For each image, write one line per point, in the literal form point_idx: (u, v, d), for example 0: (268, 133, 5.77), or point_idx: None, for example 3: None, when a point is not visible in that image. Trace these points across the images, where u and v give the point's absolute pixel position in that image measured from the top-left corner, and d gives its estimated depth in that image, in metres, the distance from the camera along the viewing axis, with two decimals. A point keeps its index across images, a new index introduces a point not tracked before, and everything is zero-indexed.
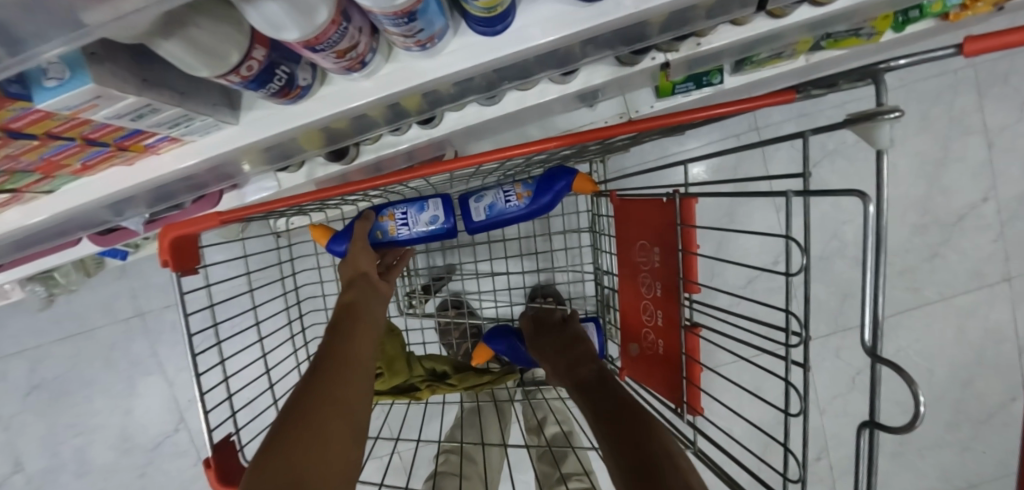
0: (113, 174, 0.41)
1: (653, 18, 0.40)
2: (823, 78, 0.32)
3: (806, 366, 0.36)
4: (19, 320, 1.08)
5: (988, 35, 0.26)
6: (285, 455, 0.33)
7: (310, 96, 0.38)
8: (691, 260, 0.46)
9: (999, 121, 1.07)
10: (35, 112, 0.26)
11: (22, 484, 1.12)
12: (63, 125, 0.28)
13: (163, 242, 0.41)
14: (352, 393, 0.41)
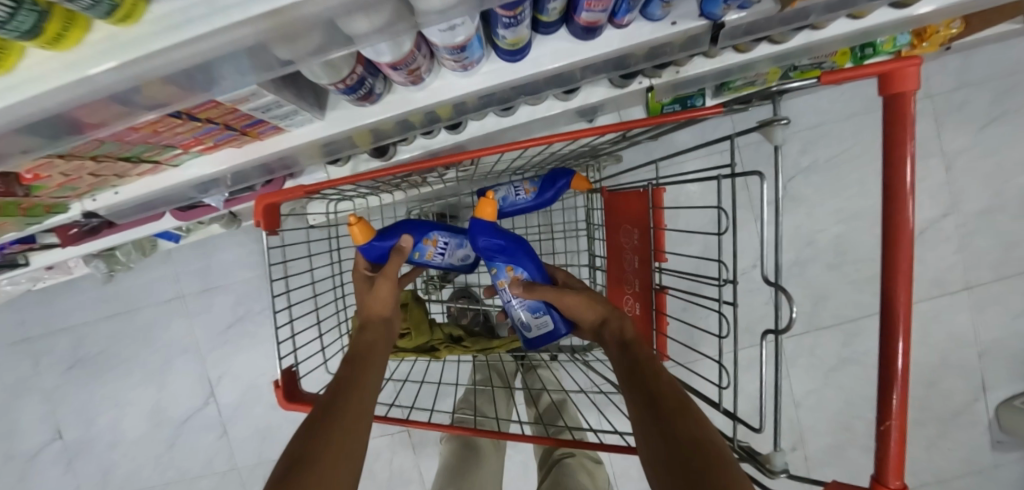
0: (220, 155, 0.53)
1: (634, 51, 0.53)
2: (741, 97, 0.45)
3: (734, 303, 0.49)
4: (70, 298, 1.17)
5: (842, 70, 0.38)
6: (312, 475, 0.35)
7: (379, 102, 0.51)
8: (659, 232, 0.61)
9: (957, 145, 1.20)
10: (210, 102, 0.38)
11: (60, 450, 1.20)
12: (221, 112, 0.41)
13: (259, 207, 0.53)
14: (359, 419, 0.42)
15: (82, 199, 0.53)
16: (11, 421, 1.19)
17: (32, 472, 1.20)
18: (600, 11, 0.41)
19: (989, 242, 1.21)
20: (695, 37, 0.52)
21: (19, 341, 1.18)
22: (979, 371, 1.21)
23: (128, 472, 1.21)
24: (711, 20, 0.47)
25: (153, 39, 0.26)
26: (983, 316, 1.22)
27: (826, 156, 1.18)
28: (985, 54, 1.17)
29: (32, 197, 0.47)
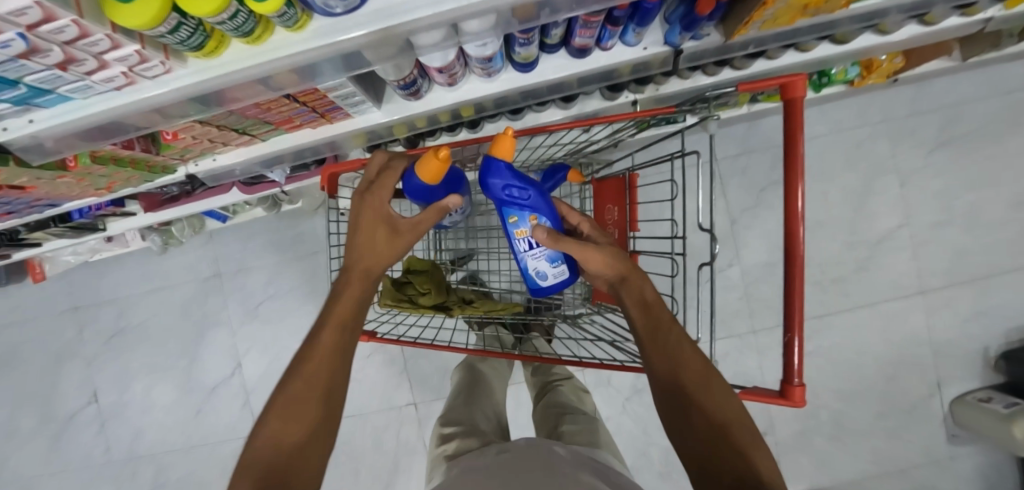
0: (300, 133, 0.68)
1: (618, 68, 0.69)
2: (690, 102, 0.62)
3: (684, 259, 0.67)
4: (118, 273, 1.30)
5: (755, 80, 0.54)
6: None
7: (424, 99, 0.67)
8: (632, 209, 0.77)
9: (912, 164, 1.32)
10: (311, 89, 0.54)
11: (95, 413, 1.30)
12: (315, 97, 0.56)
13: (326, 176, 0.69)
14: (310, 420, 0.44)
15: (188, 164, 0.68)
16: (57, 382, 1.31)
17: (70, 432, 1.31)
18: (588, 37, 0.57)
19: (942, 250, 1.33)
20: (664, 58, 0.67)
21: (68, 309, 1.31)
22: (935, 368, 1.31)
23: (157, 437, 1.31)
24: (671, 46, 0.62)
25: (307, 42, 0.42)
26: (937, 318, 1.33)
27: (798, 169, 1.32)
28: (935, 86, 1.30)
29: (158, 156, 0.61)
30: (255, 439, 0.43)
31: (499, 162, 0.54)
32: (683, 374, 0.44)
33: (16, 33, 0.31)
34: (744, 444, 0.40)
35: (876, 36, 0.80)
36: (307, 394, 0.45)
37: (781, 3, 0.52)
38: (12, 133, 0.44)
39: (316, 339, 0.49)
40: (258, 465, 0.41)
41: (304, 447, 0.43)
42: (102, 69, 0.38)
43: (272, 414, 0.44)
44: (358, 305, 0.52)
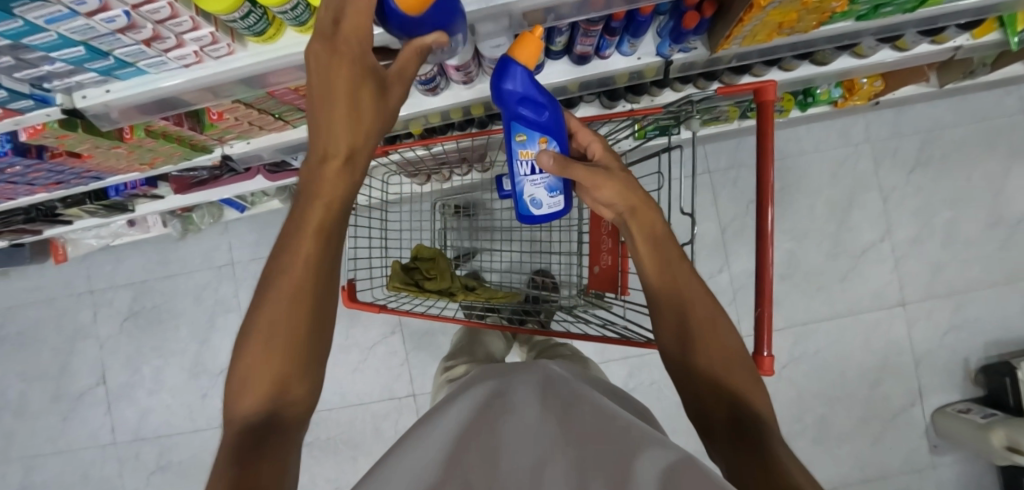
0: None
1: (616, 76, 0.77)
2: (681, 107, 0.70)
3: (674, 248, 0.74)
4: (136, 259, 1.37)
5: (732, 85, 0.63)
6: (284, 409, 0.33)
7: (444, 95, 0.74)
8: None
9: (892, 182, 1.31)
10: None
11: (104, 394, 1.37)
12: None
13: None
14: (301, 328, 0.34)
15: (224, 145, 0.74)
16: (69, 362, 1.38)
17: (79, 410, 1.37)
18: (589, 45, 0.65)
19: (921, 266, 1.32)
20: (657, 68, 0.75)
21: (85, 292, 1.38)
22: (917, 378, 1.32)
23: (162, 418, 1.36)
24: (662, 57, 0.70)
25: None
26: (918, 329, 1.32)
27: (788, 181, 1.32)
28: (914, 112, 1.30)
29: (201, 135, 0.68)
30: (238, 368, 0.34)
31: (523, 70, 0.51)
32: (687, 307, 0.46)
33: (123, 11, 0.38)
34: (738, 373, 0.42)
35: (854, 58, 0.89)
36: (288, 308, 0.34)
37: (756, 20, 0.60)
38: (89, 101, 0.51)
39: (289, 240, 0.36)
40: (246, 400, 0.33)
41: (296, 377, 0.34)
42: (177, 48, 0.46)
43: (253, 334, 0.34)
44: (341, 191, 0.37)
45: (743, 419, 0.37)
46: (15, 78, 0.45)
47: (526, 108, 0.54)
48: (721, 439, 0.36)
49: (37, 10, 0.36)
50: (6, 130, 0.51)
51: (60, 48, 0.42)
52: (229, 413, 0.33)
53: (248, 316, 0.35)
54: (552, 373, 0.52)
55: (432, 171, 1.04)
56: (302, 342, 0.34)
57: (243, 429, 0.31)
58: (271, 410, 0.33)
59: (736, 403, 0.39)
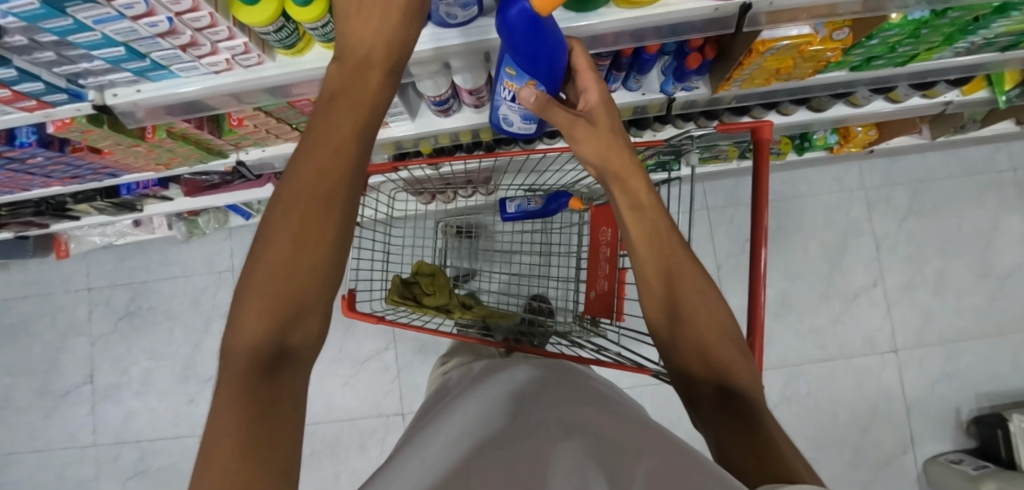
0: None
1: (622, 109, 0.81)
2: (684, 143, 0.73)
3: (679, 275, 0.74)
4: (136, 260, 1.37)
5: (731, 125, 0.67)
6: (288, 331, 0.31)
7: (454, 117, 0.78)
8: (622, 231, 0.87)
9: (885, 229, 1.34)
10: None
11: (89, 393, 1.35)
12: None
13: None
14: (315, 243, 0.33)
15: (239, 151, 0.76)
16: (59, 359, 1.36)
17: (62, 409, 1.35)
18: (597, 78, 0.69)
19: (913, 312, 1.32)
20: (660, 104, 0.79)
21: (83, 290, 1.38)
22: (909, 425, 1.30)
23: (145, 423, 1.33)
24: (666, 94, 0.74)
25: None
26: (909, 376, 1.31)
27: (788, 221, 1.35)
28: (906, 162, 1.34)
29: (219, 139, 0.70)
30: (244, 298, 0.32)
31: (526, 6, 0.41)
32: (675, 272, 0.46)
33: (167, 17, 0.41)
34: (724, 345, 0.44)
35: (849, 107, 0.94)
36: (312, 231, 0.33)
37: (754, 65, 0.64)
38: (120, 99, 0.53)
39: (309, 155, 0.35)
40: (250, 331, 0.30)
41: (309, 310, 0.32)
42: (210, 55, 0.48)
43: (261, 254, 0.32)
44: (368, 122, 0.38)
45: (730, 393, 0.40)
46: (54, 73, 0.48)
47: (526, 56, 0.47)
48: (714, 412, 0.40)
49: (88, 11, 0.39)
50: (37, 121, 0.54)
51: (102, 47, 0.45)
52: (227, 347, 0.30)
53: (262, 237, 0.33)
54: (562, 379, 0.50)
55: (438, 191, 1.06)
56: (317, 265, 0.33)
57: (248, 365, 0.29)
58: (279, 345, 0.30)
59: (724, 375, 0.42)
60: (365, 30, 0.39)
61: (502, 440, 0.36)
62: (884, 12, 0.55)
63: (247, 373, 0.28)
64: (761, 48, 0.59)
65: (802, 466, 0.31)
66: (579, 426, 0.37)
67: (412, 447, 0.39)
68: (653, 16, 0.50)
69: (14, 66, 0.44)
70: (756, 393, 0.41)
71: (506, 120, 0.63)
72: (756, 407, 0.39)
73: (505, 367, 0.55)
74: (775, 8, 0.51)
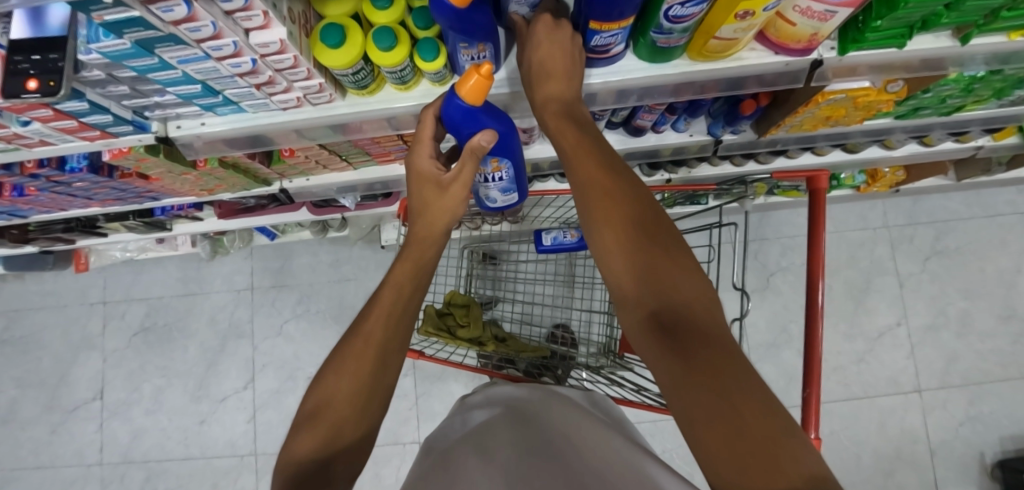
0: (389, 165, 0.76)
1: (664, 150, 0.79)
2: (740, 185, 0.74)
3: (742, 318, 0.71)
4: (156, 275, 1.36)
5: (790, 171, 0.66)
6: (321, 442, 0.35)
7: None
8: None
9: (908, 268, 1.35)
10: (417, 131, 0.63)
11: (98, 410, 1.31)
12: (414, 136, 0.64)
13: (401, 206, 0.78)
14: (355, 370, 0.38)
15: (283, 179, 0.76)
16: (70, 373, 1.33)
17: (70, 424, 1.31)
18: (648, 120, 0.68)
19: (936, 353, 1.31)
20: (704, 146, 0.78)
21: (98, 303, 1.36)
22: (935, 468, 1.26)
23: (155, 442, 1.29)
24: (713, 136, 0.74)
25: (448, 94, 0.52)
26: (934, 418, 1.28)
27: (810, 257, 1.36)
28: (930, 202, 1.35)
29: (266, 169, 0.70)
30: (302, 418, 0.37)
31: (462, 104, 0.43)
32: (591, 195, 0.40)
33: (252, 58, 0.41)
34: (663, 263, 0.34)
35: (882, 150, 0.95)
36: (357, 360, 0.39)
37: (808, 113, 0.64)
38: (184, 131, 0.54)
39: (373, 302, 0.43)
40: (305, 442, 0.35)
41: (349, 429, 0.37)
42: (283, 92, 0.48)
43: (321, 380, 0.39)
44: (412, 274, 0.46)
45: (670, 320, 0.31)
46: (122, 105, 0.48)
47: (470, 126, 0.46)
48: (650, 350, 0.31)
49: (176, 51, 0.38)
50: (95, 149, 0.54)
51: (180, 84, 0.44)
52: (286, 456, 0.36)
53: (327, 364, 0.40)
54: (542, 406, 0.52)
55: (468, 220, 1.03)
56: (368, 398, 0.38)
57: (298, 471, 0.34)
58: (323, 454, 0.35)
59: (660, 300, 0.32)
60: (439, 205, 0.48)
61: (490, 466, 0.38)
62: (943, 69, 0.55)
63: (296, 477, 0.33)
64: (819, 99, 0.59)
65: (790, 441, 0.22)
66: (562, 452, 0.39)
67: (417, 472, 0.42)
68: (723, 68, 0.51)
69: (86, 99, 0.43)
70: (705, 315, 0.31)
71: (488, 199, 0.62)
72: (704, 337, 0.29)
73: (500, 398, 0.57)
74: (842, 64, 0.52)
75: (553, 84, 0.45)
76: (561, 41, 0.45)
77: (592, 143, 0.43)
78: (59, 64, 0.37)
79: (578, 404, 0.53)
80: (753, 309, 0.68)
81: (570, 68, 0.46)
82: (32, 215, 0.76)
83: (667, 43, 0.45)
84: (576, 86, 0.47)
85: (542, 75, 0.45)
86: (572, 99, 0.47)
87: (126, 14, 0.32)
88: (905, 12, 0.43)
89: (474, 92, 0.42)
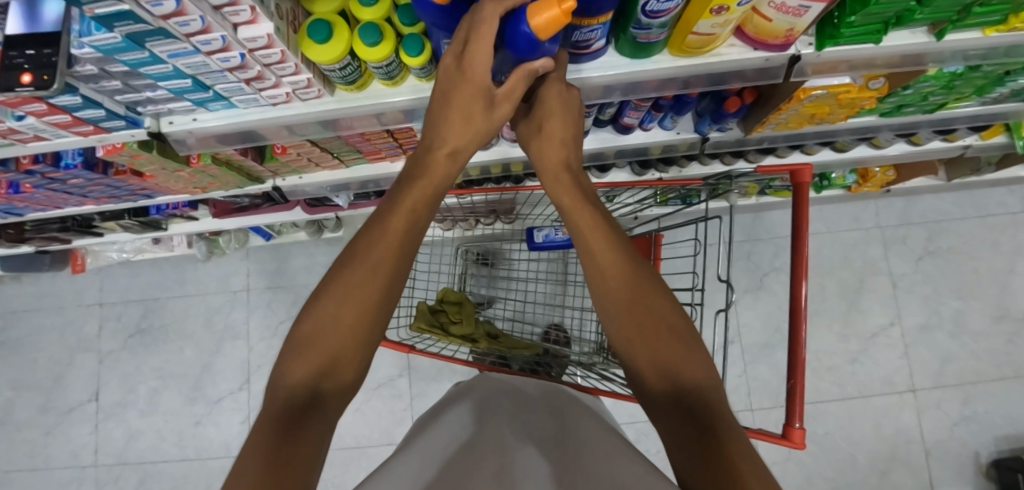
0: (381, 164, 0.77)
1: (653, 148, 0.80)
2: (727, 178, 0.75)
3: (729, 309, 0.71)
4: (153, 276, 1.36)
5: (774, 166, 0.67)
6: (315, 366, 0.35)
7: (496, 147, 0.76)
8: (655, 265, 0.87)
9: (901, 269, 1.35)
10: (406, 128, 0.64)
11: (93, 411, 1.31)
12: (403, 133, 0.65)
13: None
14: (359, 299, 0.37)
15: (276, 178, 0.77)
16: (66, 374, 1.33)
17: (64, 426, 1.31)
18: (635, 118, 0.69)
19: (931, 353, 1.31)
20: (691, 144, 0.79)
21: (95, 305, 1.36)
22: (931, 469, 1.25)
23: (149, 443, 1.28)
24: (700, 134, 0.75)
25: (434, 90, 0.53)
26: (929, 418, 1.28)
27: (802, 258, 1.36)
28: (922, 203, 1.36)
29: (259, 166, 0.71)
30: (293, 344, 0.37)
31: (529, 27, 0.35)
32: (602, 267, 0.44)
33: (240, 53, 0.42)
34: (668, 337, 0.39)
35: (871, 149, 0.96)
36: (358, 294, 0.37)
37: (792, 110, 0.66)
38: (176, 126, 0.55)
39: (373, 231, 0.41)
40: (299, 370, 0.35)
41: (344, 363, 0.36)
42: (272, 88, 0.49)
43: (317, 304, 0.38)
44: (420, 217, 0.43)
45: (684, 395, 0.36)
46: (115, 100, 0.49)
47: (519, 49, 0.40)
48: (663, 415, 0.36)
49: (166, 45, 0.40)
50: (88, 145, 0.56)
51: (170, 79, 0.45)
52: (276, 381, 0.35)
53: (323, 290, 0.39)
54: (545, 413, 0.51)
55: (461, 219, 1.05)
56: (370, 329, 0.38)
57: (290, 397, 0.33)
58: (314, 388, 0.35)
59: (671, 374, 0.38)
60: (454, 134, 0.45)
61: (479, 462, 0.37)
62: (921, 65, 0.56)
63: (284, 408, 0.33)
64: (801, 96, 0.60)
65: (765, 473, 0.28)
66: (561, 450, 0.38)
67: (403, 456, 0.39)
68: (704, 65, 0.52)
69: (81, 94, 0.45)
70: (712, 390, 0.36)
71: None
72: (710, 410, 0.34)
73: (489, 396, 0.55)
74: (821, 59, 0.53)
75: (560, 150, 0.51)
76: (568, 103, 0.49)
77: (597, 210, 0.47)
78: (53, 59, 0.39)
79: (582, 411, 0.52)
80: (734, 297, 0.70)
81: (573, 134, 0.51)
82: (28, 213, 0.77)
83: (648, 39, 0.46)
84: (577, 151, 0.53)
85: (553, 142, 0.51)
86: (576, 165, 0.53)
87: (115, 8, 0.33)
88: (878, 7, 0.44)
89: (548, 26, 0.34)
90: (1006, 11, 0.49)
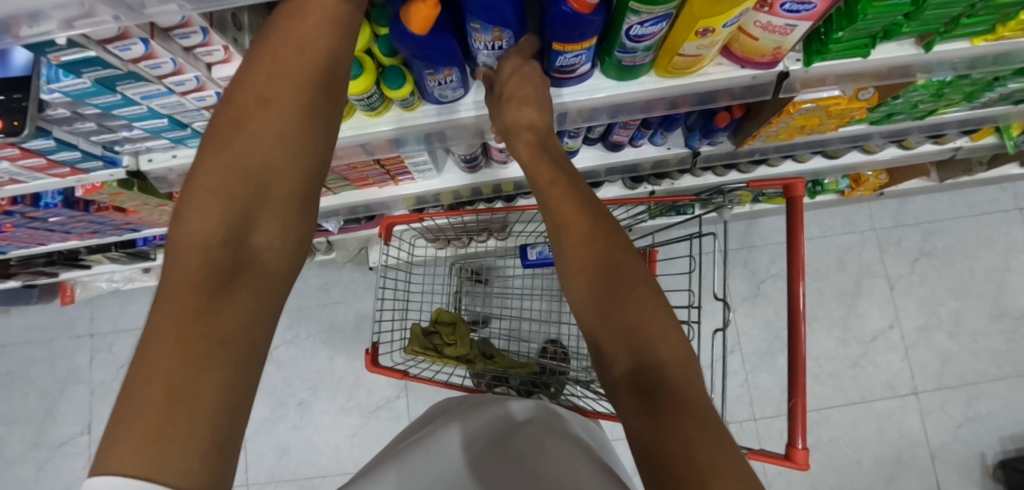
0: (371, 190, 0.78)
1: (643, 163, 0.79)
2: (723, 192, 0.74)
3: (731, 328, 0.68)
4: (145, 304, 1.34)
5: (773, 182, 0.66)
6: (230, 203, 0.29)
7: (485, 168, 0.75)
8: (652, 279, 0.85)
9: (897, 270, 1.34)
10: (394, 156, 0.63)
11: (85, 445, 1.28)
12: (392, 160, 0.65)
13: (384, 224, 0.79)
14: (278, 119, 0.32)
15: None
16: (57, 408, 1.30)
17: (56, 461, 1.27)
18: (624, 135, 0.69)
19: (931, 355, 1.30)
20: (683, 158, 0.79)
21: (85, 336, 1.34)
22: (936, 473, 1.24)
23: None
24: (690, 148, 0.74)
25: (418, 120, 0.52)
26: (933, 420, 1.26)
27: None
28: (915, 204, 1.36)
29: None
30: (196, 186, 0.30)
31: None
32: (565, 234, 0.41)
33: (216, 92, 0.42)
34: (635, 294, 0.37)
35: (862, 154, 0.95)
36: (285, 115, 0.32)
37: (782, 123, 0.65)
38: (155, 164, 0.54)
39: (284, 51, 0.33)
40: (211, 223, 0.28)
41: (273, 212, 0.31)
42: None
43: (227, 135, 0.31)
44: (342, 40, 0.35)
45: (644, 374, 0.33)
46: (91, 141, 0.48)
47: (486, 15, 0.39)
48: (631, 396, 0.33)
49: (138, 88, 0.39)
50: (67, 186, 0.54)
51: (146, 119, 0.44)
52: (177, 232, 0.28)
53: (227, 113, 0.32)
54: (533, 441, 0.47)
55: (454, 238, 1.05)
56: (299, 156, 0.32)
57: (206, 255, 0.27)
58: (235, 249, 0.29)
59: (641, 348, 0.35)
60: None
61: None
62: (910, 76, 0.56)
63: (191, 285, 0.26)
64: (791, 109, 0.60)
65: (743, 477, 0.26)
66: None
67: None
68: (691, 83, 0.51)
69: (54, 137, 0.44)
70: (678, 371, 0.33)
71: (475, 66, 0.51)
72: (678, 394, 0.31)
73: (474, 419, 0.51)
74: (809, 75, 0.53)
75: (524, 110, 0.46)
76: (529, 75, 0.46)
77: (559, 169, 0.45)
78: (24, 104, 0.37)
79: (577, 439, 0.49)
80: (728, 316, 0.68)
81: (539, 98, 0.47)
82: (10, 251, 0.76)
83: (633, 62, 0.46)
84: (545, 113, 0.48)
85: (513, 102, 0.46)
86: (542, 127, 0.49)
87: (82, 55, 0.32)
88: (864, 23, 0.43)
89: None
90: (993, 21, 0.48)
